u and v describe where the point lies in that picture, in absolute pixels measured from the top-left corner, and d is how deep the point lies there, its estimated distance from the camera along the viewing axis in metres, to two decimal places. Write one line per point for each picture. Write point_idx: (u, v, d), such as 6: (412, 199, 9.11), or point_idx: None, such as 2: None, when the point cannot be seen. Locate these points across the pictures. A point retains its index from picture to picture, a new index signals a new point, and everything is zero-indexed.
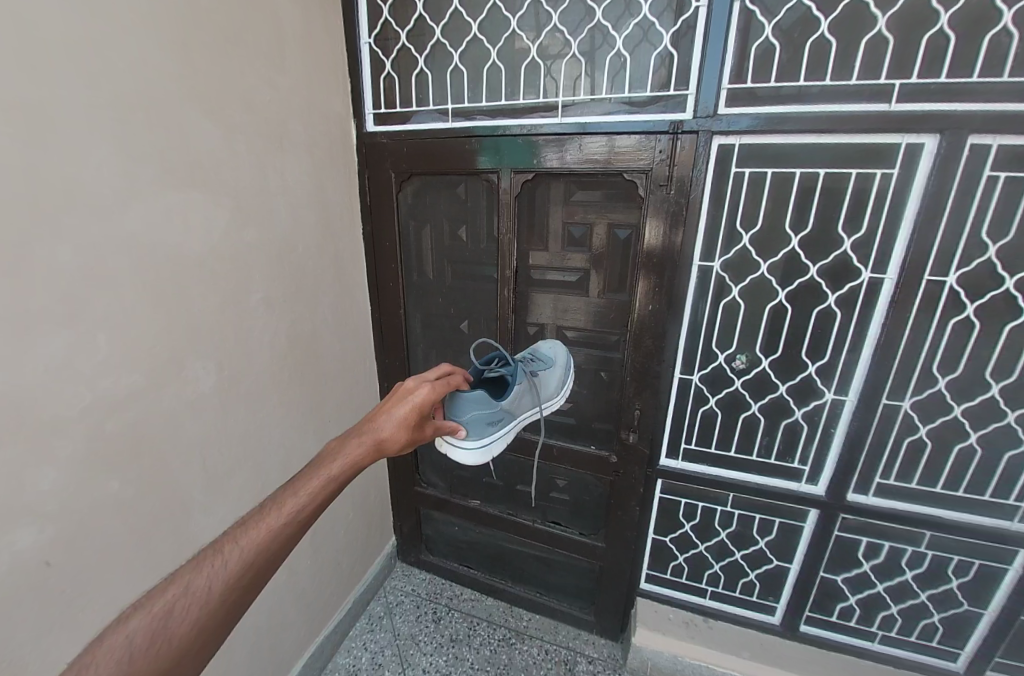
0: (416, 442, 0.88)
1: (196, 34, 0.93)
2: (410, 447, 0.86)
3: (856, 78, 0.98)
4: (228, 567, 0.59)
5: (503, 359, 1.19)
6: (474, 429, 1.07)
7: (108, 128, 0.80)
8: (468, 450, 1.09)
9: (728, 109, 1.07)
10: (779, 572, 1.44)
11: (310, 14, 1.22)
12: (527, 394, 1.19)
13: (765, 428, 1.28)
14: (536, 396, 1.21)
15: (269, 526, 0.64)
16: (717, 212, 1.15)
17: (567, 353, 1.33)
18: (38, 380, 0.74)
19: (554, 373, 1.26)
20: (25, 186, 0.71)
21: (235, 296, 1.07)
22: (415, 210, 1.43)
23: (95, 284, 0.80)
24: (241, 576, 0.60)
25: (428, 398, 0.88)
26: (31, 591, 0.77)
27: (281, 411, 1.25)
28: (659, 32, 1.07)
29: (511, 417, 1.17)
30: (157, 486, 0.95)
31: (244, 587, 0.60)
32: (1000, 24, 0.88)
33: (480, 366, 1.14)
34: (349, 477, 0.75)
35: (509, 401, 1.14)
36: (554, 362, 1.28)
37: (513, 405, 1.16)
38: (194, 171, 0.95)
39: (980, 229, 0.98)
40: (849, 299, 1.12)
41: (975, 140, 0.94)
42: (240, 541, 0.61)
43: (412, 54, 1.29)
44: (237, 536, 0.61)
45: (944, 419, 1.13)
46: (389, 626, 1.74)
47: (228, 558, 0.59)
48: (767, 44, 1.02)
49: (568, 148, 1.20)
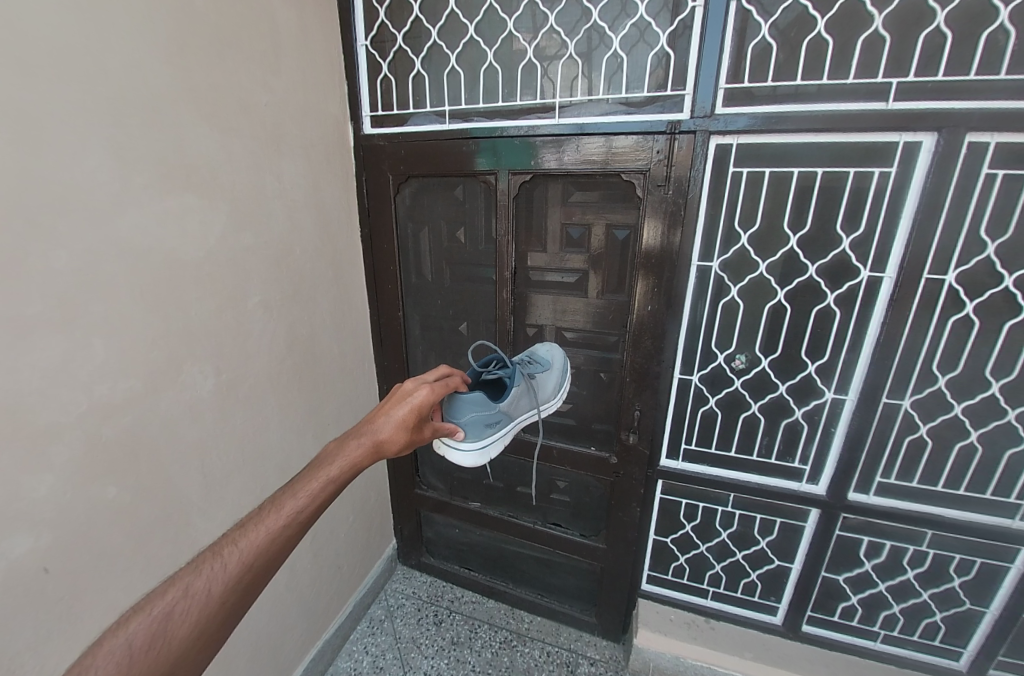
0: (415, 444, 0.88)
1: (192, 38, 0.93)
2: (409, 448, 0.86)
3: (854, 76, 0.98)
4: (228, 569, 0.59)
5: (501, 361, 1.21)
6: (472, 429, 1.07)
7: (104, 132, 0.80)
8: (466, 451, 1.08)
9: (726, 108, 1.07)
10: (781, 572, 1.43)
11: (307, 16, 1.21)
12: (526, 395, 1.19)
13: (765, 427, 1.28)
14: (534, 397, 1.21)
15: (268, 528, 0.63)
16: (715, 212, 1.15)
17: (563, 354, 1.32)
18: (34, 385, 0.74)
19: (551, 373, 1.26)
20: (20, 190, 0.70)
21: (233, 300, 1.07)
22: (413, 212, 1.43)
23: (91, 288, 0.80)
24: (239, 579, 0.59)
25: (427, 399, 0.87)
26: (29, 598, 0.76)
27: (279, 415, 1.24)
28: (656, 33, 1.07)
29: (509, 418, 1.16)
30: (156, 491, 0.94)
31: (243, 590, 0.60)
32: (997, 22, 0.88)
33: (478, 368, 1.14)
34: (349, 479, 0.74)
35: (508, 402, 1.13)
36: (552, 364, 1.27)
37: (512, 406, 1.15)
38: (191, 175, 0.95)
39: (978, 227, 0.98)
40: (848, 298, 1.11)
41: (973, 137, 0.94)
42: (239, 544, 0.61)
43: (408, 56, 1.29)
44: (236, 539, 0.61)
45: (944, 417, 1.13)
46: (390, 629, 1.73)
47: (227, 560, 0.59)
48: (764, 43, 1.02)
49: (565, 148, 1.20)
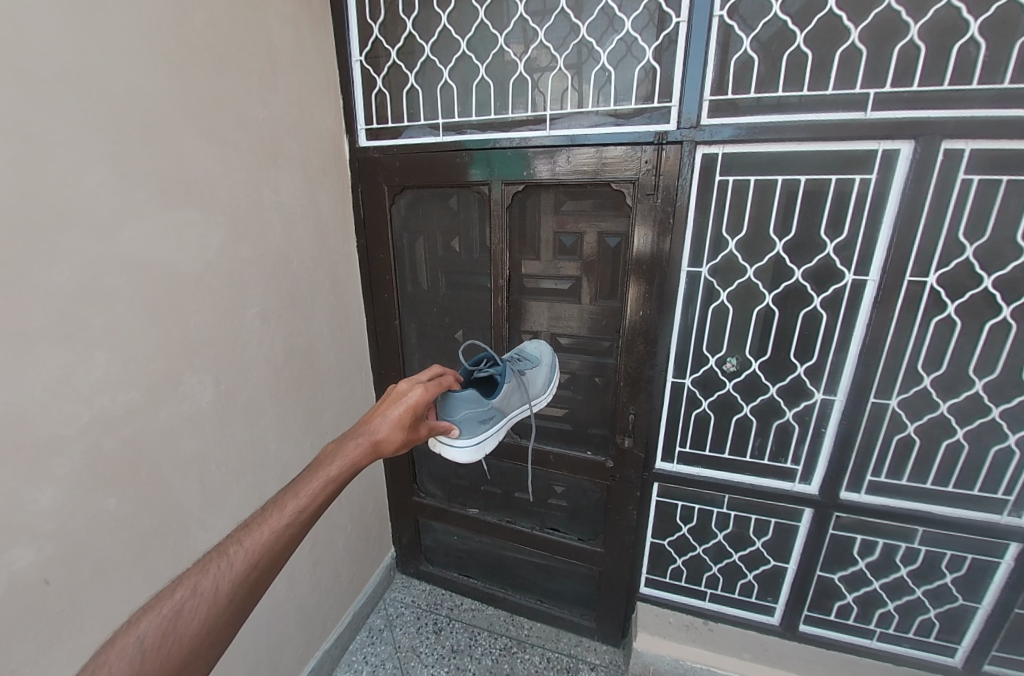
0: (411, 442, 0.90)
1: (190, 56, 0.95)
2: (406, 448, 0.88)
3: (833, 87, 1.01)
4: (234, 567, 0.60)
5: (491, 359, 1.21)
6: (466, 427, 1.07)
7: (105, 149, 0.82)
8: (461, 447, 1.08)
9: (711, 119, 1.10)
10: (777, 572, 1.45)
11: (302, 33, 1.24)
12: (517, 391, 1.21)
13: (757, 428, 1.30)
14: (525, 393, 1.23)
15: (272, 527, 0.64)
16: (703, 219, 1.18)
17: (551, 351, 1.34)
18: (36, 398, 0.75)
19: (541, 369, 1.28)
20: (23, 207, 0.72)
21: (232, 312, 1.09)
22: (408, 222, 1.45)
23: (92, 302, 0.81)
24: (246, 577, 0.61)
25: (422, 399, 0.89)
26: (29, 611, 0.76)
27: (278, 424, 1.25)
28: (642, 47, 1.11)
29: (502, 415, 1.18)
30: (155, 503, 0.95)
31: (249, 586, 0.61)
32: (967, 35, 0.92)
33: (468, 367, 1.16)
34: (349, 478, 0.76)
35: (499, 399, 1.14)
36: (540, 360, 1.29)
37: (504, 402, 1.17)
38: (190, 189, 0.97)
39: (957, 231, 1.02)
40: (834, 301, 1.14)
41: (949, 144, 0.98)
42: (244, 543, 0.62)
43: (402, 70, 1.32)
44: (241, 538, 0.62)
45: (931, 416, 1.16)
46: (389, 638, 1.73)
47: (233, 559, 0.60)
48: (746, 56, 1.05)
49: (557, 159, 1.23)
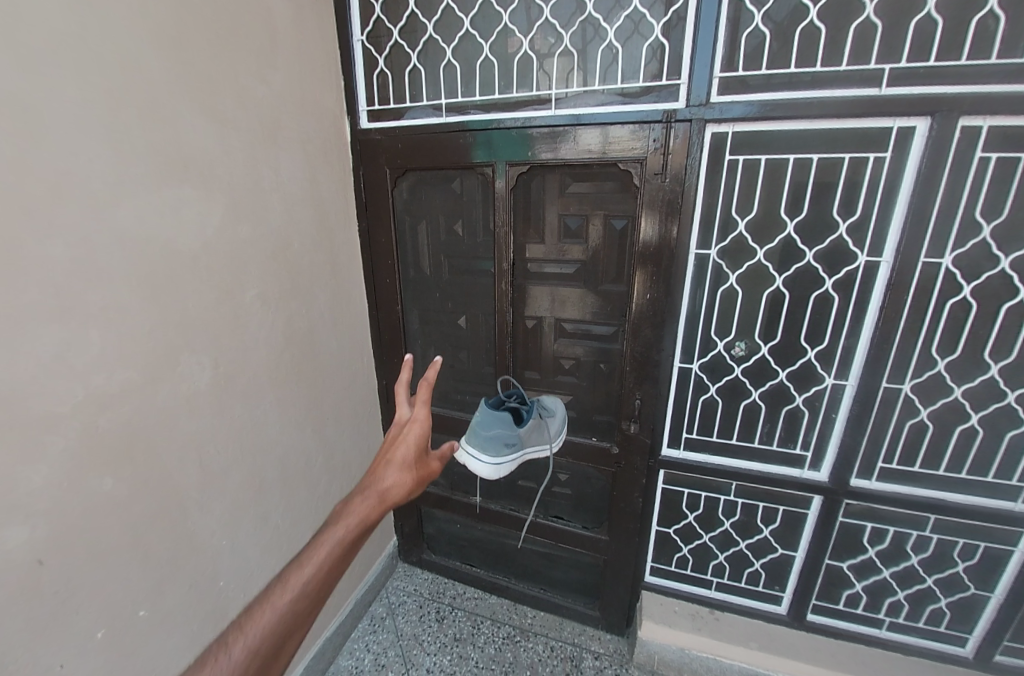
0: (426, 481, 0.86)
1: (187, 28, 0.92)
2: (420, 490, 0.84)
3: (846, 63, 0.98)
4: (241, 652, 0.59)
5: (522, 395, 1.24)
6: (490, 445, 1.13)
7: (99, 120, 0.79)
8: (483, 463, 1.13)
9: (721, 97, 1.07)
10: (784, 560, 1.43)
11: (303, 10, 1.21)
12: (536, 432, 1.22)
13: (766, 414, 1.28)
14: (545, 436, 1.25)
15: (287, 596, 0.64)
16: (712, 201, 1.15)
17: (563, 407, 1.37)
18: (29, 373, 0.73)
19: (556, 420, 1.30)
20: (14, 176, 0.69)
21: (231, 293, 1.07)
22: (410, 207, 1.43)
23: (87, 277, 0.79)
24: (262, 649, 0.61)
25: (421, 435, 0.85)
26: (22, 590, 0.75)
27: (278, 409, 1.23)
28: (650, 24, 1.08)
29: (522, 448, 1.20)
30: (152, 485, 0.93)
31: (265, 659, 0.61)
32: (988, 6, 0.89)
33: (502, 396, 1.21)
34: (368, 532, 0.74)
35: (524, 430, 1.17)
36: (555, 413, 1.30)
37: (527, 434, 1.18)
38: (188, 165, 0.95)
39: (974, 208, 0.99)
40: (846, 282, 1.11)
41: (965, 120, 0.94)
42: (256, 619, 0.61)
43: (405, 50, 1.29)
44: (252, 615, 0.61)
45: (945, 401, 1.13)
46: (391, 627, 1.72)
47: (249, 638, 0.60)
48: (757, 33, 1.02)
49: (562, 140, 1.20)
